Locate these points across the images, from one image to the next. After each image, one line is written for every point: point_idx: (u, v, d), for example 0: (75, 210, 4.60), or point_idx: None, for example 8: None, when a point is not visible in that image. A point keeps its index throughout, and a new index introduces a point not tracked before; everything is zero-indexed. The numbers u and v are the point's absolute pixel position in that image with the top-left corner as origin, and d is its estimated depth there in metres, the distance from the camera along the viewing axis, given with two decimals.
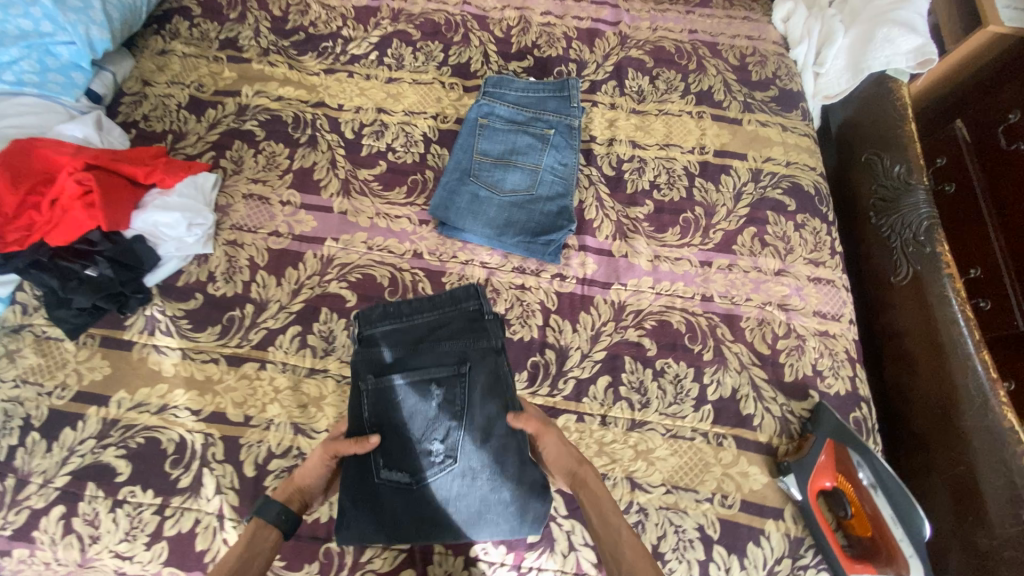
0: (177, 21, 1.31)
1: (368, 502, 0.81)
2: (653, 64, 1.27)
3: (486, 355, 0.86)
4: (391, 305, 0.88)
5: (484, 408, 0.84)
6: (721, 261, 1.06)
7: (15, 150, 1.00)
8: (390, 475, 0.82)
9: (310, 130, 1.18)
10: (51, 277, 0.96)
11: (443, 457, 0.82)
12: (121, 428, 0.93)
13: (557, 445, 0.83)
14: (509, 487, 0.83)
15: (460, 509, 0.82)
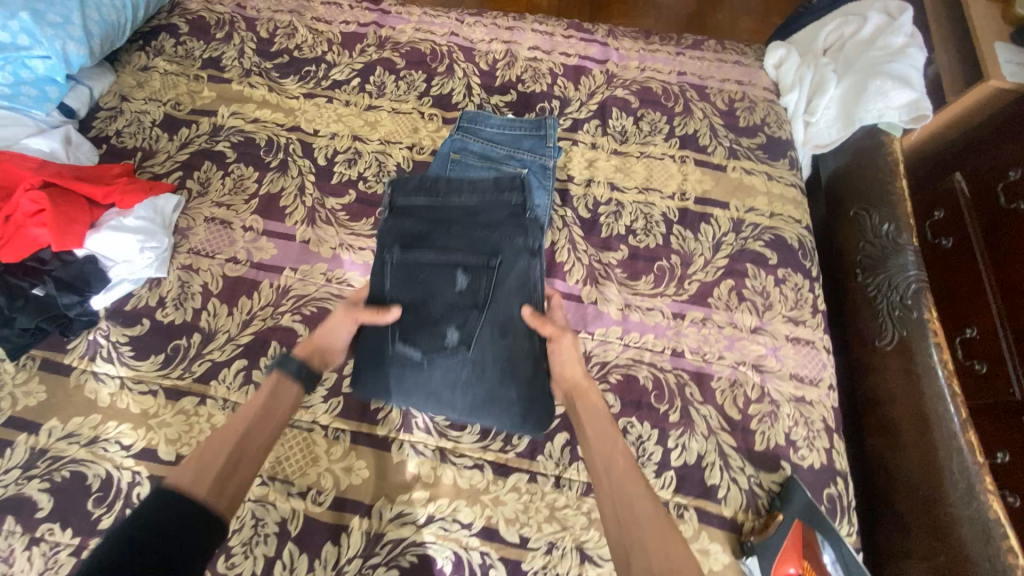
0: (162, 39, 1.31)
1: (381, 369, 0.89)
2: (638, 105, 1.24)
3: (517, 256, 0.93)
4: (428, 184, 0.97)
5: (506, 301, 0.91)
6: (695, 314, 1.01)
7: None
8: (404, 349, 0.89)
9: (281, 155, 1.16)
10: None
11: (457, 343, 0.89)
12: (49, 459, 0.87)
13: (569, 351, 0.87)
14: (517, 388, 0.88)
15: (465, 394, 0.88)
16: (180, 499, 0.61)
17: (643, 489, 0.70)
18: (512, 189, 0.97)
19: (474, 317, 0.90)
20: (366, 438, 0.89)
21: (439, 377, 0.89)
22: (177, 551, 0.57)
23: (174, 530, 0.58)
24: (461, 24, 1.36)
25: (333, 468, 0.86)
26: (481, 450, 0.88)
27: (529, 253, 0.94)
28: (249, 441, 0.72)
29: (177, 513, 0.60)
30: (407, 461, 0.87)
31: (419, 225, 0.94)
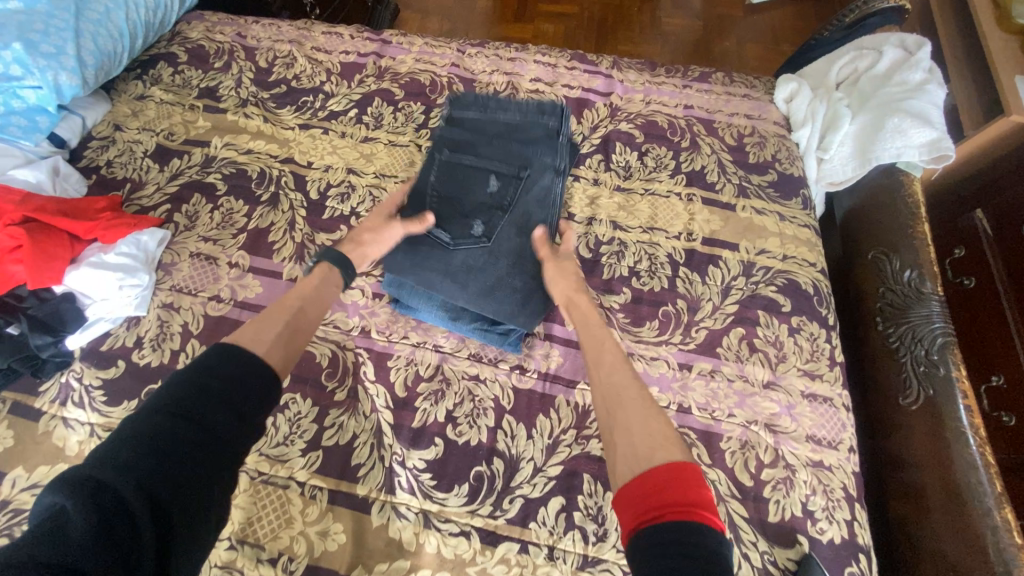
0: (161, 67, 1.30)
1: (412, 245, 0.97)
2: (642, 139, 1.20)
3: (545, 171, 1.02)
4: (481, 99, 1.05)
5: (530, 211, 1.00)
6: (702, 366, 0.95)
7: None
8: (435, 232, 0.98)
9: (273, 188, 1.12)
10: None
11: (481, 235, 0.98)
12: (8, 513, 0.81)
13: (562, 272, 0.93)
14: (523, 279, 0.97)
15: (477, 281, 0.96)
16: (230, 357, 0.61)
17: (628, 372, 0.74)
18: (553, 114, 1.04)
19: (499, 218, 0.99)
20: (346, 498, 0.83)
21: (459, 261, 0.97)
22: (229, 408, 0.58)
23: (220, 388, 0.58)
24: (463, 55, 1.34)
25: (308, 532, 0.81)
26: (469, 514, 0.82)
27: (555, 171, 1.03)
28: (291, 316, 0.74)
29: (225, 371, 0.60)
30: (388, 525, 0.82)
31: (465, 135, 1.04)
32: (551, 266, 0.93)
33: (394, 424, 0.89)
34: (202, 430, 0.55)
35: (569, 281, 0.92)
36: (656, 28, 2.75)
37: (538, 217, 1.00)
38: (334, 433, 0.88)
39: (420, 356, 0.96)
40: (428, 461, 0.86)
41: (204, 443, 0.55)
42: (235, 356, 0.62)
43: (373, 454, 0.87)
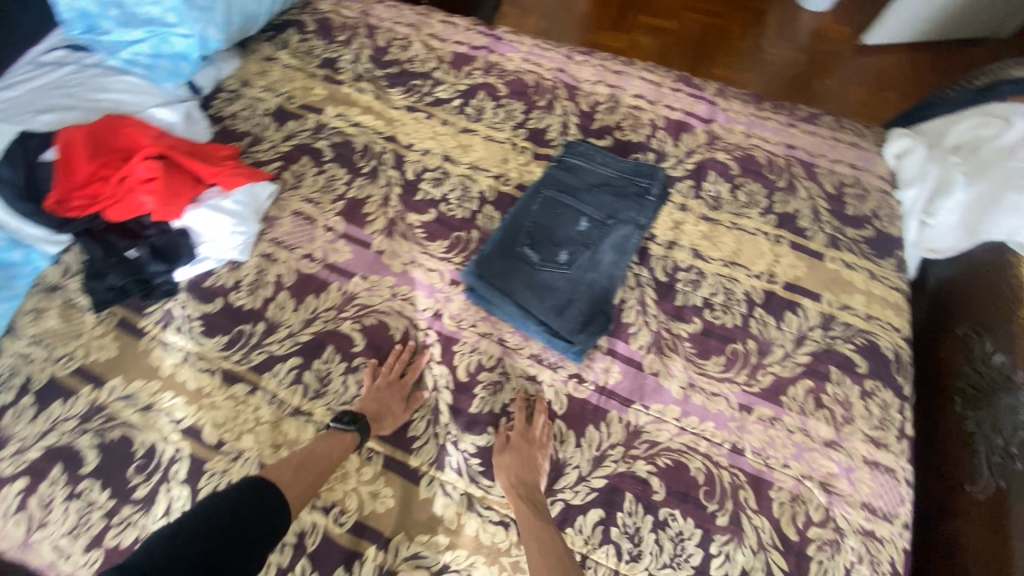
0: (290, 34, 1.41)
1: (506, 256, 0.99)
2: (737, 172, 1.18)
3: (628, 225, 0.98)
4: (590, 152, 1.08)
5: (609, 259, 0.95)
6: (763, 411, 0.94)
7: (101, 123, 1.05)
8: (526, 251, 0.98)
9: (374, 162, 1.20)
10: (96, 247, 1.01)
11: (563, 262, 0.95)
12: (104, 416, 0.90)
13: (516, 456, 0.86)
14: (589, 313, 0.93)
15: (550, 304, 0.94)
16: (252, 490, 0.72)
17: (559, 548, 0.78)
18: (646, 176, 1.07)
19: (582, 252, 0.95)
20: (399, 466, 0.88)
21: (541, 280, 0.96)
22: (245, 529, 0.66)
23: (240, 513, 0.67)
24: (569, 61, 1.37)
25: (361, 490, 0.86)
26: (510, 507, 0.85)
27: (638, 227, 0.98)
28: (308, 468, 0.81)
29: (246, 496, 0.70)
30: (433, 500, 0.86)
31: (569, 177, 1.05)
32: (503, 454, 0.86)
33: (452, 405, 0.93)
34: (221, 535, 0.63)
35: (520, 468, 0.85)
36: (755, 55, 2.68)
37: (616, 270, 0.95)
38: None
39: (484, 346, 0.99)
40: (479, 447, 0.90)
41: (219, 555, 0.61)
42: (257, 488, 0.72)
43: (428, 430, 0.92)
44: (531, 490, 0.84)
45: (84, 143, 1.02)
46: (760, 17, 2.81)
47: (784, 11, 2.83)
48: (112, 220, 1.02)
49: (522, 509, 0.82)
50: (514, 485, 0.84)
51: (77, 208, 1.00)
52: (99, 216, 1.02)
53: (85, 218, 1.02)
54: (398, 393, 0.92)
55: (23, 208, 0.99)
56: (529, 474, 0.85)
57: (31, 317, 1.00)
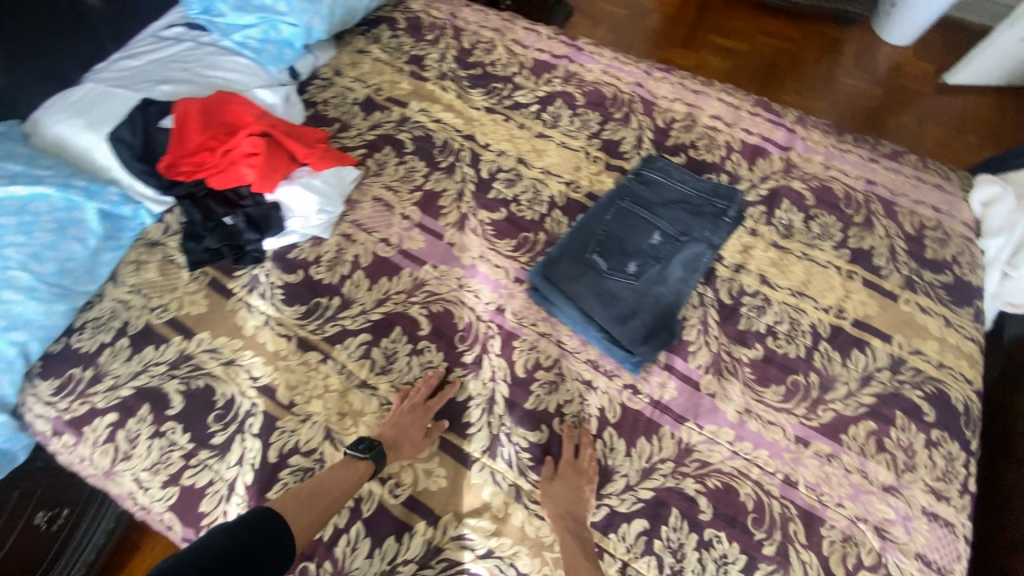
0: (382, 29, 1.48)
1: (575, 262, 1.01)
2: (812, 203, 1.17)
3: (701, 245, 0.98)
4: (671, 167, 1.07)
5: (678, 275, 0.97)
6: (820, 447, 0.93)
7: (214, 98, 1.14)
8: (596, 259, 1.00)
9: (451, 158, 1.25)
10: (195, 211, 1.09)
11: (632, 275, 0.97)
12: (190, 366, 0.98)
13: (565, 485, 0.86)
14: (651, 327, 0.94)
15: (614, 314, 0.96)
16: (256, 524, 0.71)
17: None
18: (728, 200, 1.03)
19: (653, 265, 0.97)
20: (453, 449, 0.92)
21: (607, 290, 0.97)
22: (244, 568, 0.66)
23: (246, 546, 0.68)
24: (648, 76, 1.38)
25: (416, 467, 0.90)
26: None
27: (710, 248, 0.98)
28: (318, 499, 0.80)
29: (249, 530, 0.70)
30: (482, 487, 0.89)
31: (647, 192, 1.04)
32: (551, 482, 0.86)
33: (508, 399, 0.96)
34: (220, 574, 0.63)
35: (566, 497, 0.85)
36: (828, 85, 2.60)
37: (683, 287, 0.96)
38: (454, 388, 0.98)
39: (543, 346, 1.01)
40: (531, 443, 0.92)
41: None
42: (263, 522, 0.72)
43: (482, 419, 0.95)
44: (576, 520, 0.83)
45: (198, 115, 1.11)
46: (837, 46, 2.73)
47: (863, 42, 2.74)
48: (215, 187, 1.11)
49: (567, 540, 0.81)
50: (561, 514, 0.83)
51: (186, 173, 1.09)
52: (203, 183, 1.11)
53: (190, 183, 1.11)
54: (418, 422, 0.91)
55: (138, 168, 1.08)
56: (576, 506, 0.84)
57: (133, 268, 1.10)
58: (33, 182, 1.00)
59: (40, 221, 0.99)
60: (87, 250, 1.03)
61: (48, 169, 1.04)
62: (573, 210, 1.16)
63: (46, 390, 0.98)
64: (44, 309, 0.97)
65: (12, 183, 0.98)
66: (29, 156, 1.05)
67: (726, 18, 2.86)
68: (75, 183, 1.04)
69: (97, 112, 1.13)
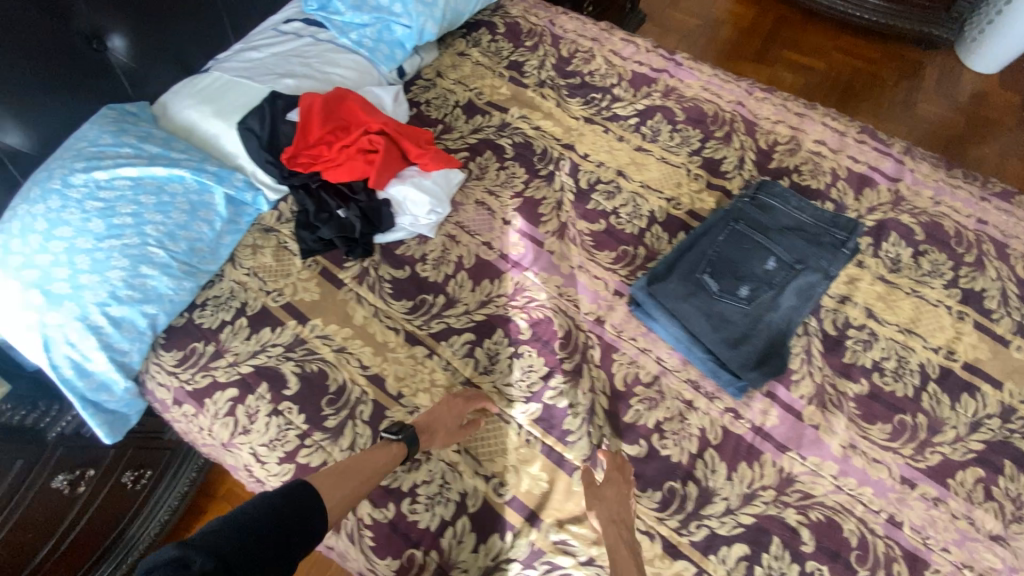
0: (482, 33, 1.51)
1: (684, 280, 1.00)
2: (921, 238, 1.14)
3: (816, 275, 0.97)
4: (788, 191, 1.04)
5: (790, 303, 0.96)
6: (927, 489, 0.91)
7: (333, 94, 1.19)
8: (706, 279, 0.99)
9: (551, 167, 1.26)
10: (309, 201, 1.15)
11: (743, 300, 0.96)
12: (304, 350, 1.04)
13: (615, 490, 0.87)
14: (761, 353, 0.94)
15: (723, 337, 0.96)
16: (293, 503, 0.73)
17: None
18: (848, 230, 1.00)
19: (766, 291, 0.96)
20: (554, 455, 0.94)
21: (716, 311, 0.97)
22: (280, 545, 0.67)
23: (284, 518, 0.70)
24: (750, 95, 1.36)
25: (518, 468, 0.93)
26: (656, 520, 0.88)
27: (826, 279, 0.97)
28: (351, 479, 0.82)
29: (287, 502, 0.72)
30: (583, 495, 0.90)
31: (763, 215, 1.02)
32: (600, 484, 0.87)
33: (608, 410, 0.98)
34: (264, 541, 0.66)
35: (616, 502, 0.86)
36: (908, 109, 2.45)
37: (795, 315, 0.96)
38: (555, 394, 0.99)
39: (642, 361, 1.02)
40: (630, 456, 0.93)
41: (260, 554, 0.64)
42: (300, 500, 0.73)
43: (583, 428, 0.95)
44: (625, 526, 0.84)
45: (319, 110, 1.15)
46: (916, 70, 2.56)
47: (945, 67, 2.57)
48: (329, 181, 1.16)
49: (616, 540, 0.81)
50: (611, 518, 0.83)
51: (304, 165, 1.14)
52: (318, 176, 1.17)
53: (306, 174, 1.16)
54: (456, 413, 0.94)
55: (264, 157, 1.13)
56: (626, 513, 0.85)
57: (249, 251, 1.15)
58: (171, 165, 1.06)
59: (176, 202, 1.04)
60: (213, 232, 1.09)
61: (182, 153, 1.09)
62: (674, 227, 1.16)
63: (168, 360, 1.03)
64: (174, 284, 1.03)
65: (153, 165, 1.04)
66: (165, 139, 1.10)
67: (801, 34, 2.73)
68: (207, 168, 1.09)
69: (226, 102, 1.18)
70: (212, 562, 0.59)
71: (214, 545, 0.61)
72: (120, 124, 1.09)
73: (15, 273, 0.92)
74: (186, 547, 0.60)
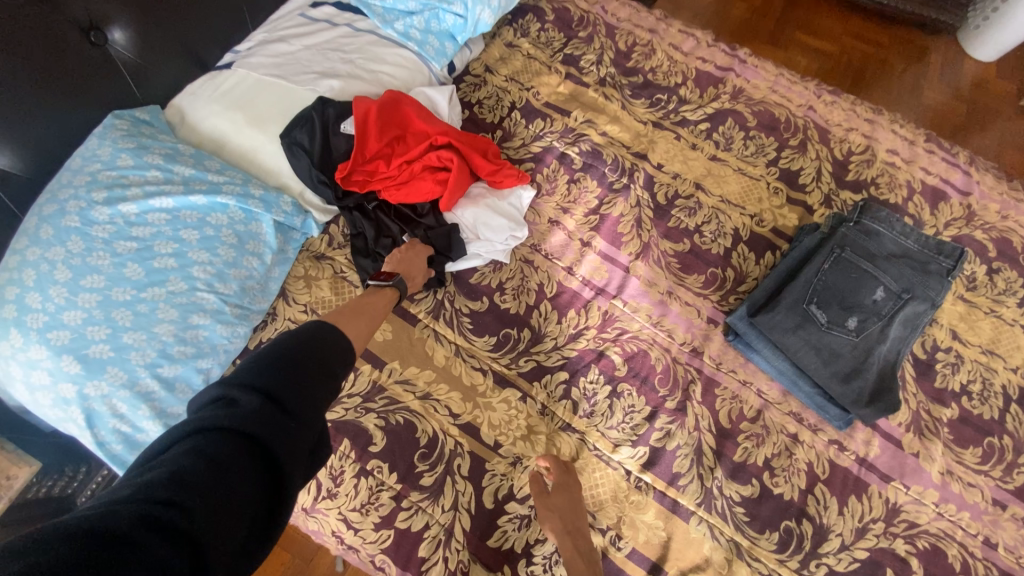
0: (530, 20, 1.35)
1: (791, 311, 0.97)
2: (994, 255, 1.15)
3: (925, 304, 0.95)
4: (889, 217, 1.03)
5: (897, 334, 0.95)
6: (1016, 510, 0.96)
7: (387, 99, 1.03)
8: (813, 310, 0.96)
9: (625, 178, 1.16)
10: (367, 224, 1.00)
11: (852, 332, 0.95)
12: (385, 399, 0.93)
13: (566, 498, 0.86)
14: (869, 387, 0.94)
15: (831, 371, 0.95)
16: (320, 335, 0.61)
17: None
18: (950, 256, 1.00)
19: (875, 322, 0.95)
20: (668, 501, 0.90)
21: (825, 344, 0.95)
22: (319, 374, 0.57)
23: (315, 351, 0.58)
24: (819, 99, 1.30)
25: (635, 517, 0.89)
26: (777, 562, 0.88)
27: (932, 308, 0.96)
28: (360, 318, 0.77)
29: (315, 337, 0.60)
30: (703, 540, 0.89)
31: (867, 241, 1.00)
32: (549, 496, 0.86)
33: (716, 449, 0.95)
34: (299, 383, 0.54)
35: (570, 512, 0.85)
36: (914, 97, 2.45)
37: (901, 345, 0.96)
38: (662, 436, 0.94)
39: (744, 395, 0.99)
40: (744, 496, 0.92)
41: (296, 392, 0.54)
42: (326, 333, 0.61)
43: (693, 469, 0.93)
44: (582, 536, 0.84)
45: (375, 119, 1.00)
46: (923, 56, 2.56)
47: (948, 54, 2.58)
48: (387, 200, 1.02)
49: (573, 553, 0.80)
50: (564, 527, 0.83)
51: (359, 183, 1.00)
52: (373, 194, 1.03)
53: (361, 193, 1.01)
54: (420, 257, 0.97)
55: (317, 177, 0.98)
56: (578, 520, 0.85)
57: (301, 284, 0.99)
58: (211, 191, 0.89)
59: (221, 235, 0.88)
60: (264, 265, 0.93)
61: (220, 174, 0.92)
62: (760, 248, 1.11)
63: None
64: (229, 332, 0.87)
65: (190, 193, 0.87)
66: (195, 156, 0.92)
67: (813, 12, 2.65)
68: (252, 192, 0.93)
69: (263, 107, 1.00)
70: (251, 402, 0.50)
71: (246, 384, 0.52)
72: (136, 137, 0.89)
73: (40, 335, 0.76)
74: (218, 392, 0.51)
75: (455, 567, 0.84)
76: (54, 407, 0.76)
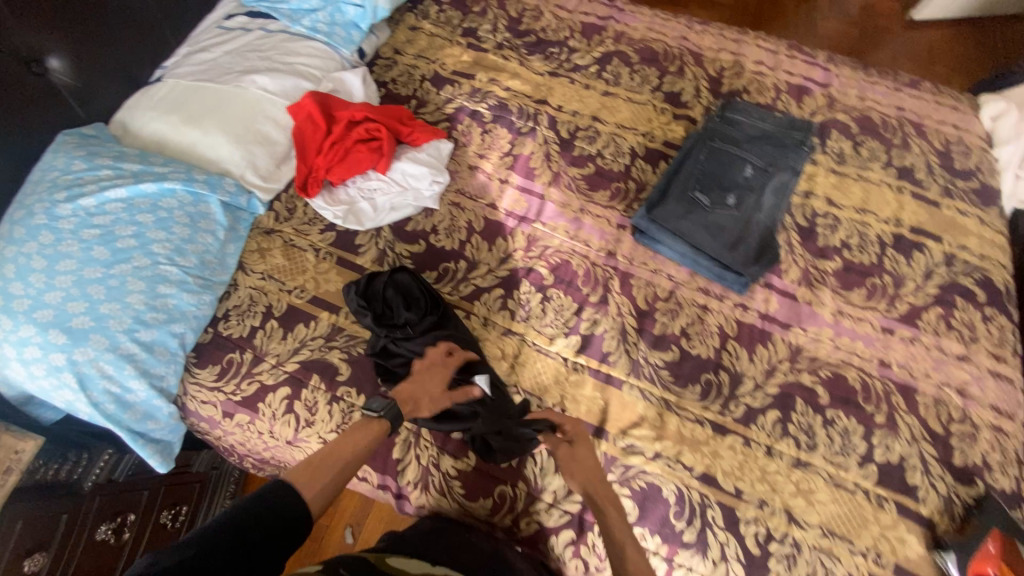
0: (428, 5, 1.51)
1: (680, 202, 1.15)
2: (858, 131, 1.33)
3: (787, 171, 1.19)
4: (750, 108, 1.27)
5: (772, 203, 1.16)
6: (903, 333, 1.11)
7: (299, 106, 1.17)
8: (698, 197, 1.15)
9: (531, 123, 1.32)
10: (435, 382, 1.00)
11: (733, 206, 1.14)
12: (345, 336, 1.06)
13: (587, 453, 0.92)
14: (753, 250, 1.12)
15: (721, 244, 1.11)
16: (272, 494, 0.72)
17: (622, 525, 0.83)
18: (800, 130, 1.24)
19: (749, 195, 1.16)
20: (603, 375, 1.05)
21: (712, 221, 1.13)
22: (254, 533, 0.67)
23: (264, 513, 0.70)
24: (691, 30, 1.48)
25: (577, 395, 1.03)
26: (701, 408, 1.02)
27: (794, 173, 1.19)
28: (335, 461, 0.81)
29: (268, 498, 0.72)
30: (636, 402, 1.02)
31: (734, 133, 1.24)
32: (575, 448, 0.92)
33: (638, 327, 1.09)
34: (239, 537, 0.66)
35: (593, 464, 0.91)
36: (810, 28, 2.67)
37: (776, 211, 1.16)
38: (590, 325, 1.09)
39: (657, 281, 1.14)
40: (667, 361, 1.06)
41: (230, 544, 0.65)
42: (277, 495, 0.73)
43: (620, 347, 1.07)
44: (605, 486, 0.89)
45: (303, 131, 1.16)
46: None
47: None
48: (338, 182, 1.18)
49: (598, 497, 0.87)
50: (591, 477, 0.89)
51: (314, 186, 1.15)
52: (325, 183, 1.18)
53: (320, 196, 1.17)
54: (437, 377, 0.97)
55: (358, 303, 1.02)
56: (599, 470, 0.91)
57: (256, 255, 1.12)
58: (159, 179, 1.01)
59: (175, 216, 1.01)
60: (218, 240, 1.05)
61: (165, 167, 1.04)
62: (656, 160, 1.27)
63: (207, 377, 1.01)
64: (195, 299, 0.99)
65: (140, 182, 0.99)
66: (141, 156, 1.05)
67: None
68: (196, 177, 1.05)
69: (196, 107, 1.13)
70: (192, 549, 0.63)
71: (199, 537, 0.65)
72: (86, 147, 1.02)
73: (27, 316, 0.88)
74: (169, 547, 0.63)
75: (426, 462, 0.97)
76: (49, 376, 0.87)
